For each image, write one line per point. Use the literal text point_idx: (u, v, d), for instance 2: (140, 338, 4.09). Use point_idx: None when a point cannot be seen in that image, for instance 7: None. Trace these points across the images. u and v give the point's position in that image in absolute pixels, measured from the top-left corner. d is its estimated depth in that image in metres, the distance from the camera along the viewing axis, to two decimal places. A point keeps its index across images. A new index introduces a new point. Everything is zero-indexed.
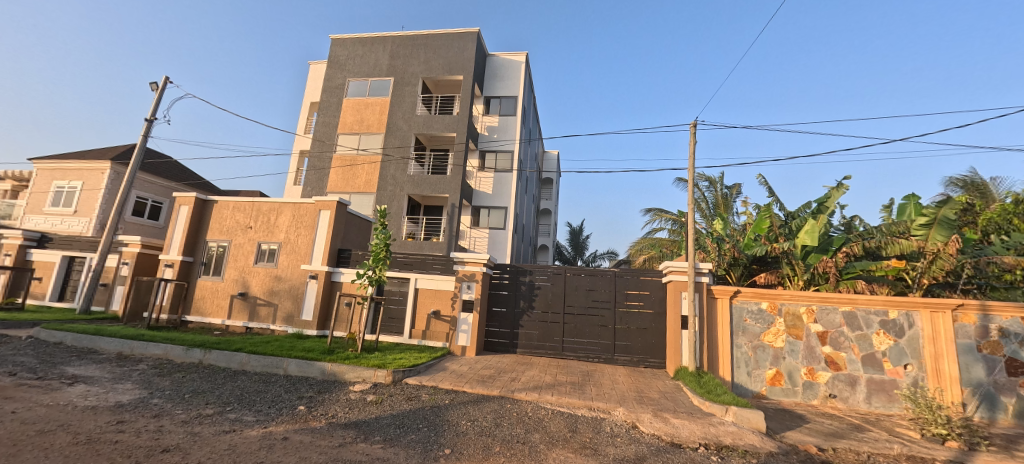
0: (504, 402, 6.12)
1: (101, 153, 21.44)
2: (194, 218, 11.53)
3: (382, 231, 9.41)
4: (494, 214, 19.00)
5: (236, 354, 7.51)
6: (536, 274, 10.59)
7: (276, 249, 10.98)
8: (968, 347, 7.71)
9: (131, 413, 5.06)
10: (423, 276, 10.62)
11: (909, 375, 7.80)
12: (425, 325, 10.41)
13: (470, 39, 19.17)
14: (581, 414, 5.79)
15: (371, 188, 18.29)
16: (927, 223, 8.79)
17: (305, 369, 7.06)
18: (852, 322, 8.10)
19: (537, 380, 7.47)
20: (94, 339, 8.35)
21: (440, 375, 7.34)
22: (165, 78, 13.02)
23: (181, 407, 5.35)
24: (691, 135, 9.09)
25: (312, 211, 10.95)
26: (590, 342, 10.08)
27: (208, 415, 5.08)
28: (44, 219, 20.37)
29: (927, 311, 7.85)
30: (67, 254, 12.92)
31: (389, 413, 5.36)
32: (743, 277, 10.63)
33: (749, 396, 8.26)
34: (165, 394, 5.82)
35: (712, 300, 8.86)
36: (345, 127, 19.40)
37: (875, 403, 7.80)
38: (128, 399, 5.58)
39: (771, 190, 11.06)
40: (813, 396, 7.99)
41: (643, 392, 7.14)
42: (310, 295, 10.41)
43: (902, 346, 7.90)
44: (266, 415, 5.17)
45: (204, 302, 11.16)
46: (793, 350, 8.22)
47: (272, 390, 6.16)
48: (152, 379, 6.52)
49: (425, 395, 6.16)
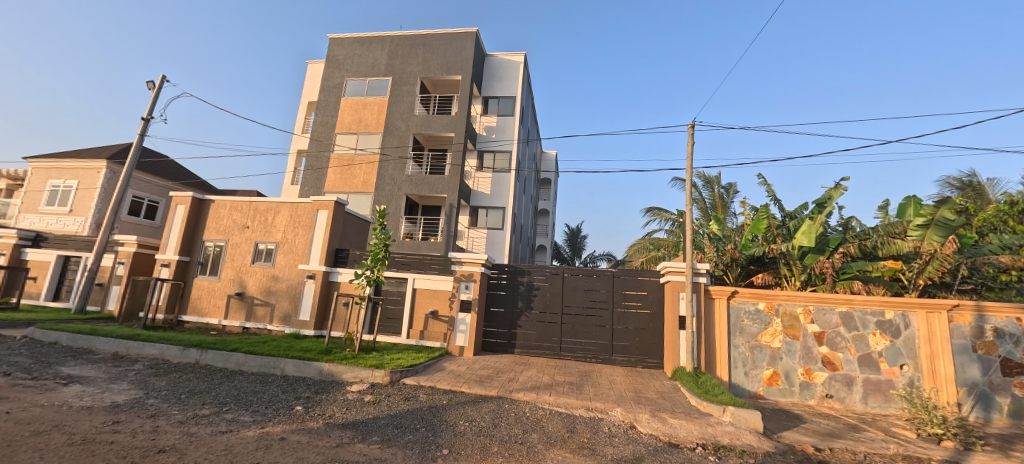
0: (502, 402, 6.12)
1: (97, 152, 21.32)
2: (191, 218, 11.48)
3: (381, 231, 9.39)
4: (493, 214, 18.99)
5: (233, 354, 7.48)
6: (534, 274, 10.59)
7: (273, 249, 10.94)
8: (963, 347, 7.75)
9: (127, 413, 5.03)
10: (421, 276, 10.61)
11: (905, 375, 7.84)
12: (423, 325, 10.39)
13: (469, 39, 19.16)
14: (580, 414, 5.80)
15: (369, 188, 18.25)
16: (925, 223, 8.62)
17: (302, 370, 7.04)
18: (849, 323, 8.13)
19: (535, 381, 7.47)
20: (89, 339, 8.29)
21: (438, 375, 7.34)
22: (162, 77, 12.96)
23: (178, 407, 5.32)
24: (690, 135, 9.10)
25: (309, 210, 10.92)
26: (587, 342, 10.08)
27: (205, 415, 5.06)
28: (39, 219, 20.24)
29: (923, 311, 7.89)
30: (63, 254, 12.84)
31: (387, 413, 5.35)
32: (741, 277, 10.68)
33: (747, 396, 8.28)
34: (161, 395, 5.80)
35: (709, 301, 8.88)
36: (343, 126, 19.35)
37: (871, 403, 7.83)
38: (123, 399, 5.55)
39: (770, 190, 11.07)
40: (810, 396, 8.02)
41: (641, 392, 7.15)
42: (307, 295, 10.38)
43: (898, 346, 7.94)
44: (263, 415, 5.15)
45: (200, 302, 11.10)
46: (790, 351, 8.24)
47: (269, 390, 6.14)
48: (148, 379, 6.48)
49: (422, 396, 6.15)
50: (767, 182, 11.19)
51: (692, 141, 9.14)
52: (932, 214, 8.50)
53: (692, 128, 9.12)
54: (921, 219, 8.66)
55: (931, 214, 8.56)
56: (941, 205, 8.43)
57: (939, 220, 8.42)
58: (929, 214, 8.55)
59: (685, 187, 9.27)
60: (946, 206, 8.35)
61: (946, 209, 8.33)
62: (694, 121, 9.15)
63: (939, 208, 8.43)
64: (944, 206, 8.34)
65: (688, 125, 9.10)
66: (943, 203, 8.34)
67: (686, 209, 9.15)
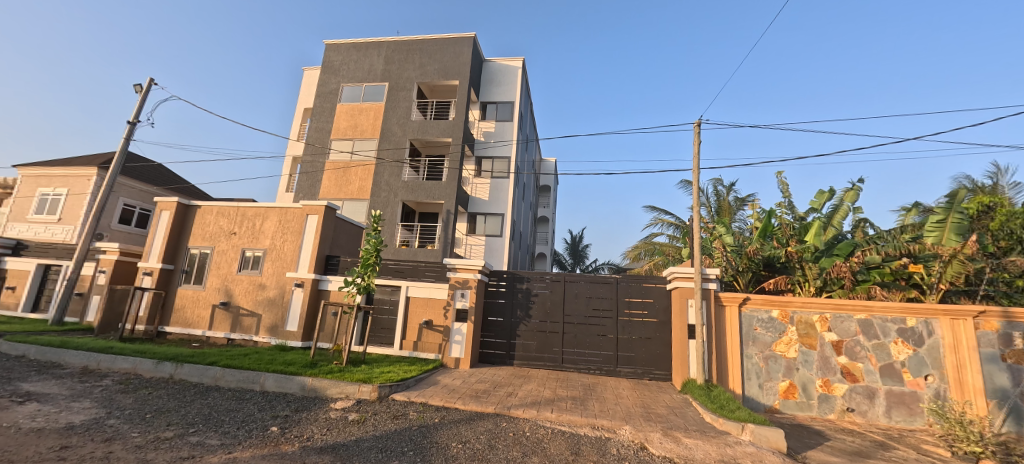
0: (499, 420, 5.60)
1: (89, 159, 20.92)
2: (176, 224, 11.03)
3: (373, 237, 8.91)
4: (491, 221, 18.53)
5: (210, 368, 6.94)
6: (534, 281, 10.11)
7: (260, 256, 10.46)
8: (991, 356, 7.26)
9: (80, 436, 4.50)
10: (415, 284, 10.12)
11: (930, 387, 7.33)
12: (416, 336, 9.84)
13: (467, 43, 18.91)
14: (585, 433, 5.28)
15: (365, 194, 17.89)
16: (940, 223, 8.35)
17: (283, 385, 6.50)
18: (868, 331, 7.64)
19: (535, 395, 6.93)
20: (58, 352, 7.73)
21: (431, 390, 6.80)
22: (150, 79, 12.55)
23: (139, 429, 4.80)
24: (696, 134, 8.71)
25: (299, 215, 10.46)
26: (591, 352, 9.56)
27: (167, 438, 4.54)
28: (27, 227, 19.76)
29: (947, 319, 7.43)
30: (43, 263, 12.37)
31: (372, 434, 4.83)
32: (751, 284, 10.04)
33: (761, 410, 7.76)
34: (124, 414, 5.27)
35: (719, 308, 8.39)
36: (339, 132, 19.00)
37: (896, 417, 7.31)
38: (81, 420, 5.03)
39: (783, 190, 10.62)
40: (829, 410, 7.51)
41: (650, 407, 6.64)
42: (295, 304, 9.87)
43: (922, 355, 7.44)
44: (233, 438, 4.63)
45: (184, 312, 10.58)
46: (807, 361, 7.73)
47: (244, 408, 5.62)
48: (114, 397, 5.94)
49: (413, 413, 5.63)
50: (781, 182, 10.75)
51: (698, 140, 8.73)
52: (947, 213, 8.24)
53: (696, 128, 8.71)
54: (936, 217, 8.38)
55: (945, 214, 8.35)
56: (952, 204, 8.22)
57: (953, 220, 8.20)
58: (943, 213, 8.31)
59: (692, 189, 8.81)
60: (957, 205, 8.16)
61: (958, 207, 8.15)
62: (700, 120, 8.75)
63: (950, 206, 8.23)
64: (957, 203, 8.14)
65: (694, 124, 8.69)
66: (953, 203, 8.17)
67: (695, 212, 8.69)
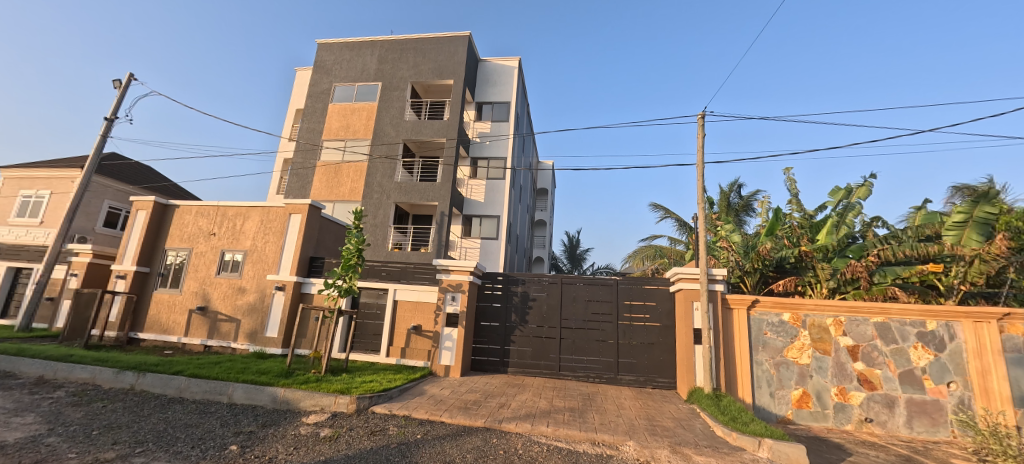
0: (489, 435, 5.05)
1: (74, 161, 20.39)
2: (152, 226, 10.46)
3: (355, 236, 8.34)
4: (486, 224, 18.04)
5: (174, 378, 6.35)
6: (529, 284, 9.60)
7: (240, 258, 9.90)
8: (1017, 362, 6.78)
9: (6, 458, 3.93)
10: (403, 287, 9.57)
11: (954, 395, 6.81)
12: (404, 342, 9.28)
13: (462, 43, 18.51)
14: (583, 450, 4.74)
15: (356, 196, 17.38)
16: (961, 222, 7.60)
17: (253, 396, 5.94)
18: (886, 335, 7.14)
19: (530, 407, 6.37)
20: (13, 362, 7.13)
21: (416, 402, 6.22)
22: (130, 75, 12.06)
23: (79, 448, 4.24)
24: (699, 128, 8.26)
25: (282, 215, 9.92)
26: (590, 359, 9.02)
27: (107, 459, 3.98)
28: (8, 230, 19.14)
29: (969, 321, 6.93)
30: (13, 266, 11.79)
31: (344, 453, 4.28)
32: (759, 286, 9.53)
33: (773, 421, 7.23)
34: (67, 431, 4.69)
35: (726, 312, 7.87)
36: (330, 132, 18.51)
37: (918, 427, 6.79)
38: (14, 438, 4.44)
39: (791, 187, 10.17)
40: (846, 420, 6.98)
41: (655, 419, 6.09)
42: (276, 309, 9.30)
43: (943, 361, 6.93)
44: (185, 459, 4.08)
45: (159, 317, 10.00)
46: (821, 368, 7.22)
47: (204, 423, 5.04)
48: (62, 411, 5.35)
49: (392, 429, 5.07)
50: (789, 179, 10.30)
51: (701, 133, 8.27)
52: (970, 211, 7.51)
53: (700, 121, 8.25)
54: (957, 216, 7.66)
55: (967, 211, 7.58)
56: (979, 200, 7.42)
57: (977, 217, 7.45)
58: (966, 211, 7.56)
59: (697, 185, 8.34)
60: (986, 202, 7.36)
61: (987, 203, 7.35)
62: (704, 112, 8.29)
63: (977, 203, 7.45)
64: (984, 200, 7.35)
65: (699, 116, 8.24)
66: (982, 198, 7.35)
67: (699, 209, 8.18)
